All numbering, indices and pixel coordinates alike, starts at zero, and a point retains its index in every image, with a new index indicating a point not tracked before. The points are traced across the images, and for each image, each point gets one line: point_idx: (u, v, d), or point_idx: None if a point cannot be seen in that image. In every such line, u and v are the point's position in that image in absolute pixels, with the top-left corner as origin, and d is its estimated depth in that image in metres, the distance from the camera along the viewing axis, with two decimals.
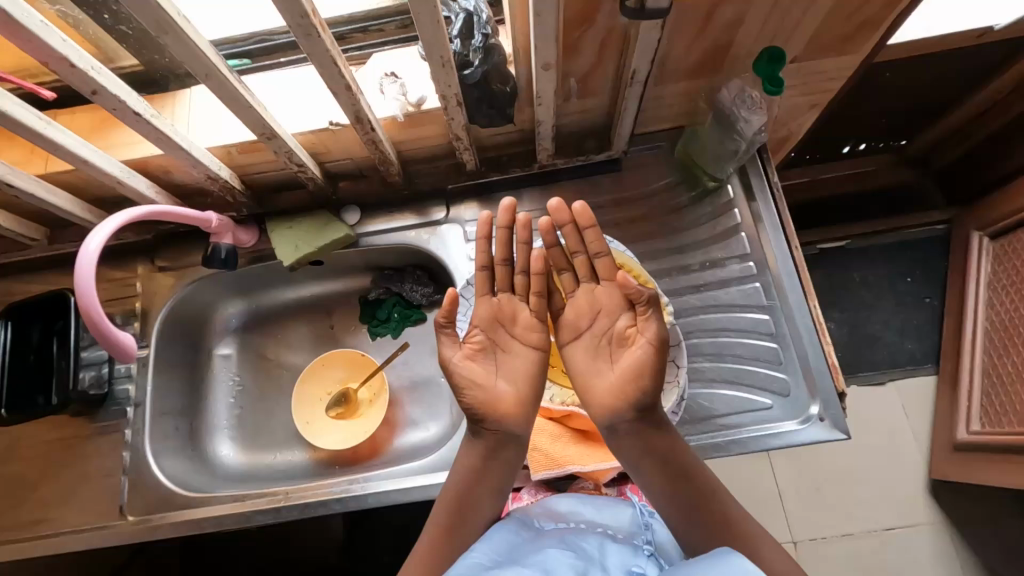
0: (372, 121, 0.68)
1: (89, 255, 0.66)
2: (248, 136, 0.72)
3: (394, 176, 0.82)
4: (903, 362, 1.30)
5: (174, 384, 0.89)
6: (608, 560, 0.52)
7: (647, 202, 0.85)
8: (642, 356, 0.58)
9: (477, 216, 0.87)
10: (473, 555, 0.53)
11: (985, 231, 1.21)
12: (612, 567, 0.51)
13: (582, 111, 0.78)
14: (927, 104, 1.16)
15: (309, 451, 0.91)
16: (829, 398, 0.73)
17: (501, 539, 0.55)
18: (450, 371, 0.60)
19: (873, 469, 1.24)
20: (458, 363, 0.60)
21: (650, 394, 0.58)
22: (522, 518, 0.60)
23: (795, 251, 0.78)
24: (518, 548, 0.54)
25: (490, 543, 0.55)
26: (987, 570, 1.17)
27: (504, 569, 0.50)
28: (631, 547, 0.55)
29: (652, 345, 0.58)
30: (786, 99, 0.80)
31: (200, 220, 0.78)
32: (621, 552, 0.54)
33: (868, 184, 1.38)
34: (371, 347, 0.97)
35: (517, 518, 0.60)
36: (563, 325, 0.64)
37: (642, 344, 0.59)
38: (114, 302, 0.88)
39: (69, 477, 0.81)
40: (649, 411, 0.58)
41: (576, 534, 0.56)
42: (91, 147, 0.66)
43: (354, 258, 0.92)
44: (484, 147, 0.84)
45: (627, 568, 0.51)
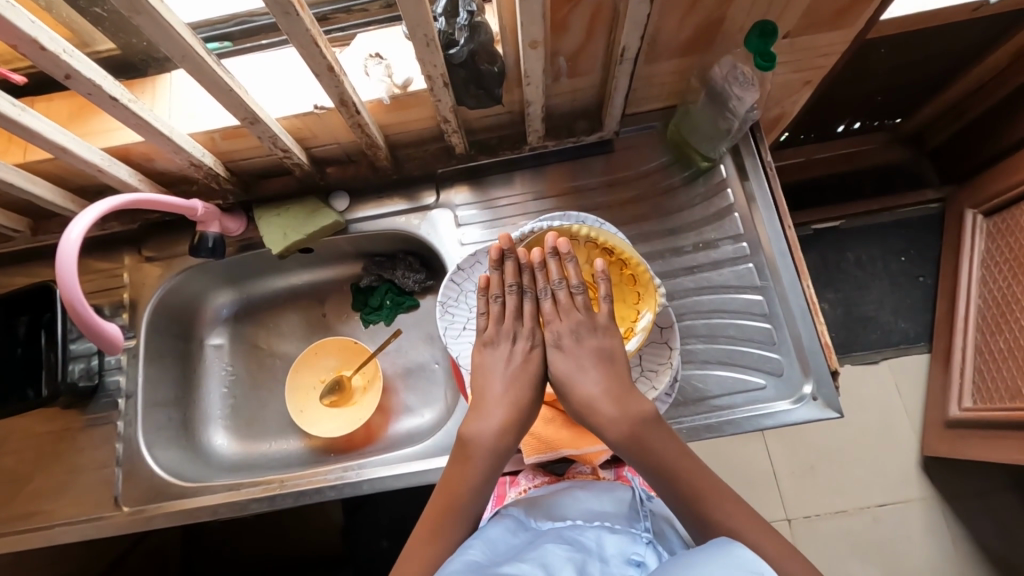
0: (357, 103, 0.66)
1: (72, 244, 0.64)
2: (231, 121, 0.70)
3: (382, 160, 0.80)
4: (897, 341, 1.31)
5: (165, 375, 0.88)
6: (606, 550, 0.52)
7: (640, 183, 0.84)
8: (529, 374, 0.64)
9: (468, 199, 0.85)
10: (470, 549, 0.52)
11: (979, 209, 1.20)
12: (610, 557, 0.51)
13: (572, 92, 0.77)
14: (923, 80, 1.15)
15: (304, 439, 0.91)
16: (823, 378, 0.73)
17: (496, 533, 0.56)
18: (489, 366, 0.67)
19: (866, 447, 1.25)
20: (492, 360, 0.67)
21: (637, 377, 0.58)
22: (518, 513, 0.60)
23: (789, 231, 0.78)
24: (515, 543, 0.55)
25: (487, 536, 0.55)
26: (979, 543, 1.18)
27: (502, 565, 0.50)
28: (629, 536, 0.55)
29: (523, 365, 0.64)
30: (779, 76, 0.79)
31: (186, 208, 0.77)
32: (620, 542, 0.54)
33: (862, 163, 1.38)
34: (364, 334, 0.97)
35: (512, 513, 0.60)
36: None
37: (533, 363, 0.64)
38: (101, 293, 0.86)
39: (62, 470, 0.80)
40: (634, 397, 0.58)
41: (573, 530, 0.56)
42: (69, 134, 0.64)
43: (343, 244, 0.90)
44: (473, 129, 0.83)
45: (626, 557, 0.51)
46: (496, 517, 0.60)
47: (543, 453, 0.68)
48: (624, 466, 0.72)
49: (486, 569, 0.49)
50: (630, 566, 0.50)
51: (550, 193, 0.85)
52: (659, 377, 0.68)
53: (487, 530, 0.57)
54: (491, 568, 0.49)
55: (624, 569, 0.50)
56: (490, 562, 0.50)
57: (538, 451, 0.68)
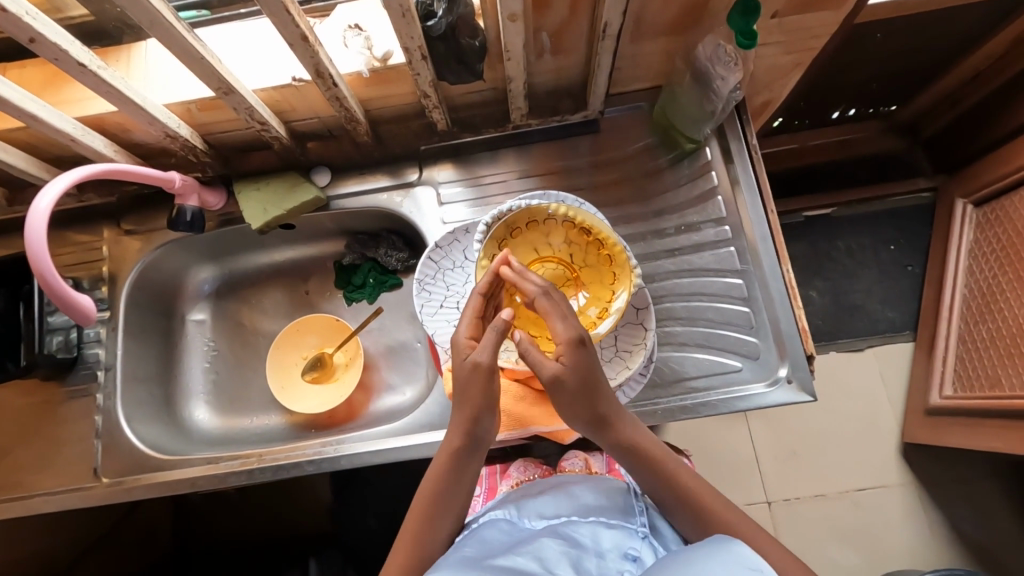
0: (334, 75, 0.65)
1: (41, 215, 0.63)
2: (207, 93, 0.69)
3: (363, 135, 0.79)
4: (882, 329, 1.31)
5: (146, 349, 0.88)
6: (603, 545, 0.54)
7: (625, 165, 0.83)
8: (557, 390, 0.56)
9: (451, 177, 0.85)
10: (464, 547, 0.54)
11: (969, 198, 1.20)
12: (606, 552, 0.54)
13: (556, 70, 0.76)
14: (916, 67, 1.14)
15: (286, 415, 0.92)
16: (798, 361, 0.73)
17: (491, 532, 0.58)
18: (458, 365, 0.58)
19: (847, 433, 1.27)
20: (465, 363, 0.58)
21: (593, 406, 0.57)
22: (511, 512, 0.61)
23: (770, 214, 0.78)
24: (508, 538, 0.57)
25: (482, 537, 0.56)
26: (954, 528, 1.21)
27: (500, 558, 0.52)
28: (626, 530, 0.57)
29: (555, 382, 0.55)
30: (767, 58, 0.78)
31: (163, 181, 0.76)
32: (616, 536, 0.56)
33: (854, 150, 1.37)
34: (347, 312, 0.97)
35: (505, 513, 0.61)
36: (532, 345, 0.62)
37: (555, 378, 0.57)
38: (79, 266, 0.86)
39: (42, 440, 0.81)
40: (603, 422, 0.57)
41: (569, 524, 0.57)
42: (40, 103, 0.63)
43: (326, 222, 0.90)
44: (457, 106, 0.82)
45: (622, 552, 0.54)
46: (489, 516, 0.61)
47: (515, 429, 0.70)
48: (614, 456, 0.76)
49: (482, 561, 0.51)
50: (626, 561, 0.53)
51: (535, 173, 0.84)
52: (632, 355, 0.69)
53: (484, 531, 0.58)
54: (487, 560, 0.51)
55: (620, 564, 0.53)
56: (485, 555, 0.52)
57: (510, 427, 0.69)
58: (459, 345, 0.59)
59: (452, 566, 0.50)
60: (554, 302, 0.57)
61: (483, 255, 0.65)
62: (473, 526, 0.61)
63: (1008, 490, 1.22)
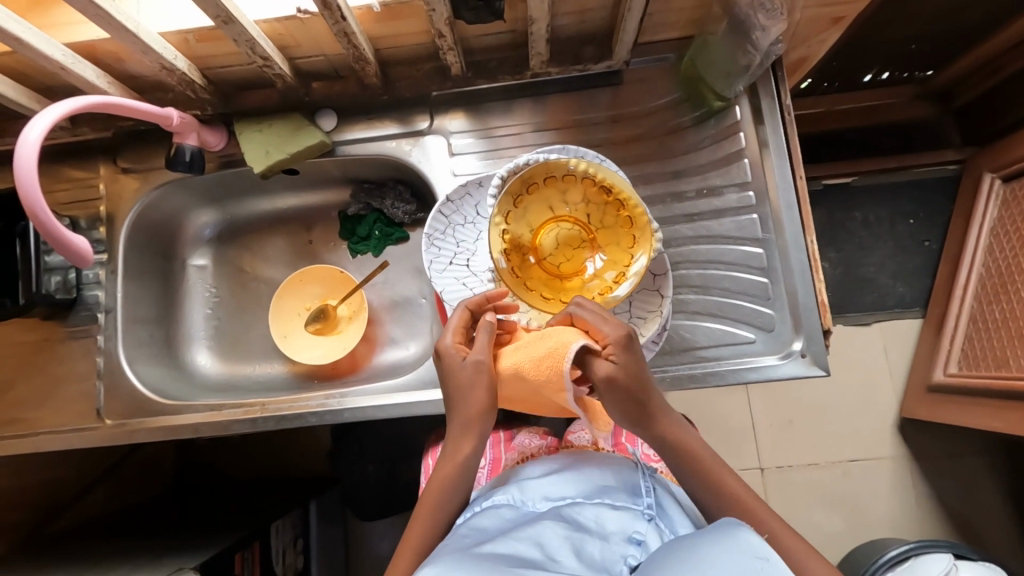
0: (342, 8, 0.60)
1: (30, 148, 0.60)
2: (206, 22, 0.64)
3: (371, 77, 0.74)
4: (891, 305, 1.29)
5: (146, 292, 0.86)
6: (607, 528, 0.53)
7: (647, 121, 0.79)
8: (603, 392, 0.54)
9: (463, 127, 0.80)
10: (463, 537, 0.52)
11: (999, 172, 1.15)
12: (611, 536, 0.52)
13: (580, 12, 0.70)
14: (963, 27, 1.06)
15: (288, 363, 0.91)
16: (814, 335, 0.71)
17: (493, 518, 0.56)
18: (449, 368, 0.58)
19: (846, 406, 1.27)
20: (460, 366, 0.57)
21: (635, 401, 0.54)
22: (513, 498, 0.60)
23: (799, 180, 0.74)
24: (511, 522, 0.55)
25: (482, 523, 0.55)
26: (940, 502, 1.23)
27: (496, 541, 0.49)
28: (630, 511, 0.56)
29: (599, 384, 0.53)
30: (810, 9, 0.72)
31: (160, 117, 0.72)
32: (620, 519, 0.54)
33: (884, 116, 1.30)
34: (351, 264, 0.94)
35: (507, 499, 0.60)
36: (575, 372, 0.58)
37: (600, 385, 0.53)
38: (75, 204, 0.83)
39: (43, 379, 0.80)
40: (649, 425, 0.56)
41: (573, 507, 0.56)
42: (26, 25, 0.58)
43: (330, 168, 0.86)
44: (471, 49, 0.76)
45: (627, 535, 0.52)
46: (492, 500, 0.60)
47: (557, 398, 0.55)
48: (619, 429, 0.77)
49: (471, 547, 0.48)
50: (630, 544, 0.51)
51: (550, 126, 0.79)
52: (646, 323, 0.67)
53: (482, 518, 0.56)
54: (487, 544, 0.49)
55: (625, 547, 0.51)
56: (487, 539, 0.50)
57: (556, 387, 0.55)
58: (449, 351, 0.58)
59: (450, 550, 0.48)
60: (588, 311, 0.56)
61: (497, 212, 0.63)
62: (476, 509, 0.59)
63: (998, 469, 1.24)
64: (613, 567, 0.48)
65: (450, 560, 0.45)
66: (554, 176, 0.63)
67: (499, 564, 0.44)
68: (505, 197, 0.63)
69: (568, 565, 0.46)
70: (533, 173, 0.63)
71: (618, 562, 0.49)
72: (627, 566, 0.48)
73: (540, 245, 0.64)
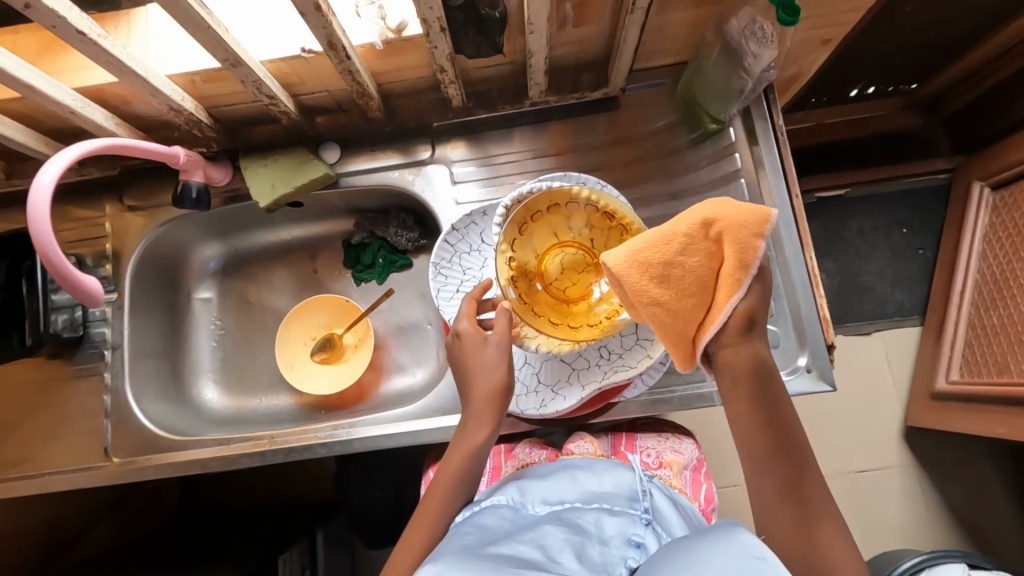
0: (347, 47, 0.61)
1: (44, 191, 0.60)
2: (213, 64, 0.66)
3: (375, 110, 0.76)
4: (891, 313, 1.30)
5: (152, 327, 0.86)
6: (606, 532, 0.53)
7: (645, 143, 0.80)
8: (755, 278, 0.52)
9: (464, 156, 0.82)
10: (463, 539, 0.51)
11: (987, 181, 1.17)
12: (610, 539, 0.52)
13: (577, 42, 0.73)
14: (945, 42, 1.09)
15: (295, 395, 0.91)
16: (818, 350, 0.72)
17: (492, 518, 0.57)
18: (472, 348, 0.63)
19: (851, 415, 1.27)
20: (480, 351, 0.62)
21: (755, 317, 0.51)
22: (512, 500, 0.60)
23: (795, 198, 0.76)
24: (510, 525, 0.55)
25: (483, 523, 0.55)
26: (949, 509, 1.22)
27: (499, 544, 0.49)
28: (628, 516, 0.56)
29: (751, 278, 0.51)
30: (799, 33, 0.74)
31: (168, 156, 0.73)
32: (619, 523, 0.54)
33: (874, 128, 1.33)
34: (356, 291, 0.95)
35: (506, 500, 0.60)
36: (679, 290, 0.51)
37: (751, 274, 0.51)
38: (82, 243, 0.83)
39: (50, 419, 0.80)
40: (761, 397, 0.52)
41: (572, 512, 0.56)
42: (38, 73, 0.60)
43: (334, 199, 0.87)
44: (471, 80, 0.78)
45: (626, 538, 0.52)
46: (492, 501, 0.60)
47: (727, 263, 0.49)
48: (619, 437, 0.77)
49: (477, 550, 0.48)
50: (630, 546, 0.51)
51: (549, 152, 0.81)
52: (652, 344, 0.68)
53: (484, 519, 0.56)
54: (489, 546, 0.49)
55: (624, 550, 0.51)
56: (487, 541, 0.51)
57: (733, 250, 0.49)
58: (468, 333, 0.63)
59: (451, 552, 0.48)
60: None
61: (504, 239, 0.64)
62: (475, 508, 0.60)
63: (1005, 473, 1.24)
64: (613, 568, 0.48)
65: (452, 560, 0.45)
66: (558, 202, 0.65)
67: (502, 565, 0.44)
68: (510, 221, 0.64)
69: (570, 565, 0.46)
70: (538, 198, 0.64)
71: (618, 564, 0.49)
72: (627, 568, 0.48)
73: (546, 271, 0.65)
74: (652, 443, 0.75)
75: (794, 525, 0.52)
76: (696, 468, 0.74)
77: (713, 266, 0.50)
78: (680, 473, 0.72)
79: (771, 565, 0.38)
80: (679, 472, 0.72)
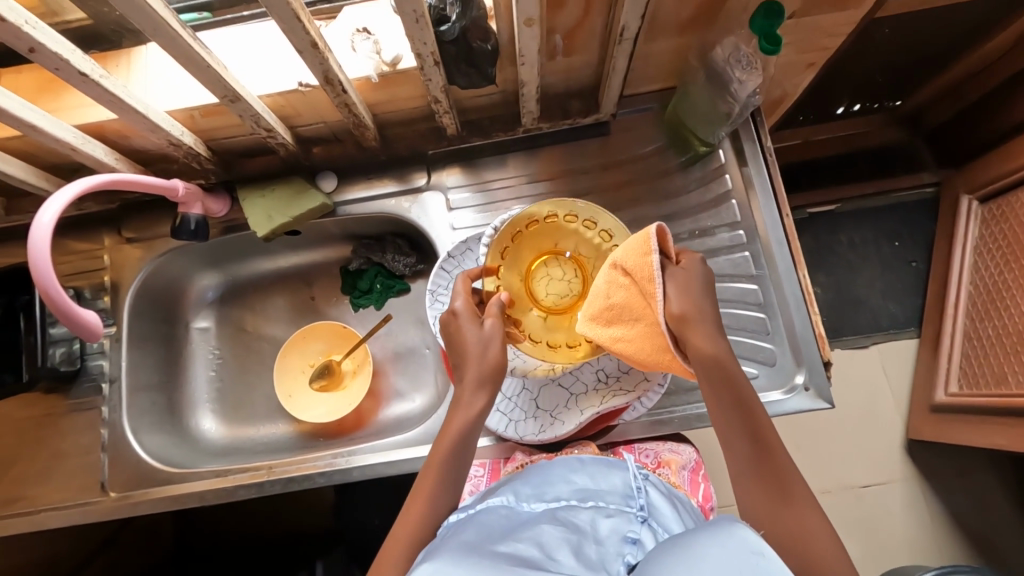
0: (343, 82, 0.63)
1: (44, 229, 0.61)
2: (210, 99, 0.67)
3: (370, 140, 0.77)
4: (886, 325, 1.31)
5: (150, 359, 0.86)
6: (602, 531, 0.53)
7: (636, 166, 0.82)
8: (682, 275, 0.56)
9: (460, 182, 0.83)
10: (462, 536, 0.51)
11: (975, 194, 1.19)
12: (606, 538, 0.52)
13: (567, 71, 0.74)
14: (926, 61, 1.12)
15: (293, 423, 0.90)
16: (815, 367, 0.73)
17: (487, 517, 0.55)
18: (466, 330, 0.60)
19: (853, 429, 1.26)
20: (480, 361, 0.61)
21: (699, 314, 0.55)
22: (508, 499, 0.59)
23: (787, 217, 0.76)
24: (505, 523, 0.54)
25: (480, 522, 0.54)
26: (956, 523, 1.21)
27: (498, 543, 0.50)
28: (624, 515, 0.56)
29: (678, 279, 0.55)
30: (783, 57, 0.76)
31: (166, 189, 0.74)
32: (615, 522, 0.54)
33: (860, 144, 1.36)
34: (354, 317, 0.95)
35: (502, 500, 0.59)
36: (628, 316, 0.57)
37: (678, 282, 0.55)
38: (80, 276, 0.84)
39: (46, 455, 0.79)
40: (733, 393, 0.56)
41: (567, 510, 0.56)
42: (40, 112, 0.61)
43: (331, 227, 0.88)
44: (465, 108, 0.80)
45: (622, 535, 0.52)
46: (487, 502, 0.58)
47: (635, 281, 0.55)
48: (620, 445, 0.74)
49: (480, 548, 0.48)
50: (626, 544, 0.51)
51: (542, 177, 0.82)
52: None
53: (481, 516, 0.55)
54: (487, 545, 0.49)
55: (620, 547, 0.51)
56: (485, 540, 0.50)
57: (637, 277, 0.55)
58: (464, 314, 0.60)
59: (452, 550, 0.48)
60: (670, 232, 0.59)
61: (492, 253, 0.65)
62: (470, 510, 0.58)
63: (1009, 484, 1.23)
64: (610, 564, 0.49)
65: (452, 561, 0.45)
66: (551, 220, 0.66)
67: (503, 565, 0.44)
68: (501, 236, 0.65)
69: (567, 563, 0.47)
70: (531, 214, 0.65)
71: (615, 561, 0.49)
72: (624, 565, 0.49)
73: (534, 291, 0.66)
74: (651, 444, 0.73)
75: (770, 503, 0.54)
76: (694, 469, 0.72)
77: (637, 294, 0.56)
78: (679, 471, 0.70)
79: (767, 559, 0.38)
80: (677, 471, 0.70)
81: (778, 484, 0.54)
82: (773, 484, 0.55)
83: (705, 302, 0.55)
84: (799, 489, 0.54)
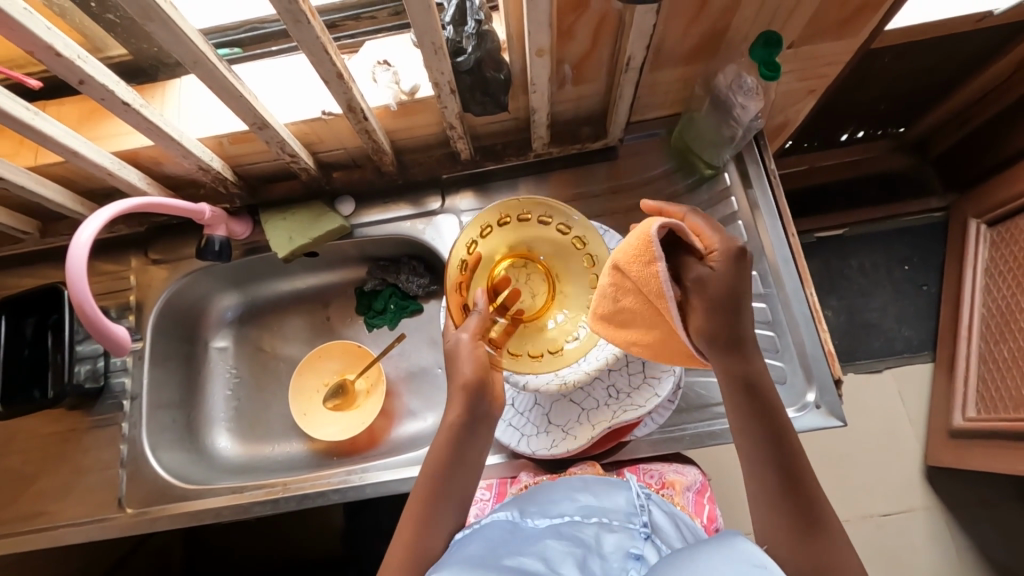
0: (365, 110, 0.67)
1: (82, 248, 0.64)
2: (240, 126, 0.72)
3: (388, 164, 0.81)
4: (900, 349, 1.30)
5: (170, 377, 0.89)
6: (606, 547, 0.53)
7: (644, 189, 0.84)
8: (705, 280, 0.56)
9: (473, 206, 0.86)
10: (468, 548, 0.53)
11: (982, 217, 1.20)
12: (610, 553, 0.52)
13: (577, 99, 0.78)
14: (927, 88, 1.15)
15: (307, 441, 0.91)
16: (826, 385, 0.73)
17: (494, 533, 0.56)
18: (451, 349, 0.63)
19: (869, 455, 1.24)
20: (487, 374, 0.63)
21: (722, 324, 0.56)
22: (513, 515, 0.59)
23: (791, 237, 0.78)
24: (509, 540, 0.55)
25: (485, 538, 0.55)
26: (981, 553, 1.18)
27: (504, 557, 0.51)
28: (628, 532, 0.56)
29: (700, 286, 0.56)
30: (784, 84, 0.80)
31: (193, 212, 0.77)
32: (618, 538, 0.55)
33: (866, 169, 1.37)
34: (368, 337, 0.97)
35: (506, 516, 0.59)
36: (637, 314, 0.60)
37: (701, 288, 0.56)
38: (107, 295, 0.87)
39: (67, 471, 0.81)
40: (753, 401, 0.58)
41: (572, 525, 0.56)
42: (81, 139, 0.65)
43: (348, 249, 0.91)
44: (479, 135, 0.83)
45: (625, 551, 0.53)
46: (492, 516, 0.59)
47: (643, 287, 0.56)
48: (626, 465, 0.73)
49: (488, 561, 0.50)
50: (629, 559, 0.52)
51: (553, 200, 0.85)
52: (660, 383, 0.70)
53: (486, 530, 0.57)
54: (492, 560, 0.51)
55: (624, 563, 0.51)
56: (490, 552, 0.52)
57: (642, 279, 0.56)
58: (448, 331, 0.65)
59: (458, 565, 0.50)
60: (702, 219, 0.59)
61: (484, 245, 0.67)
62: (474, 525, 0.58)
63: None
64: None
65: None
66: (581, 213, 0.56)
67: None
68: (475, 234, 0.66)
69: None
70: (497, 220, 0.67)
71: None
72: None
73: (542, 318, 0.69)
74: (656, 466, 0.73)
75: (795, 532, 0.55)
76: (699, 491, 0.71)
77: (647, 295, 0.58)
78: (683, 492, 0.69)
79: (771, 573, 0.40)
80: (682, 492, 0.69)
81: (796, 501, 0.56)
82: (787, 484, 0.56)
83: (731, 307, 0.56)
84: (827, 520, 0.55)
